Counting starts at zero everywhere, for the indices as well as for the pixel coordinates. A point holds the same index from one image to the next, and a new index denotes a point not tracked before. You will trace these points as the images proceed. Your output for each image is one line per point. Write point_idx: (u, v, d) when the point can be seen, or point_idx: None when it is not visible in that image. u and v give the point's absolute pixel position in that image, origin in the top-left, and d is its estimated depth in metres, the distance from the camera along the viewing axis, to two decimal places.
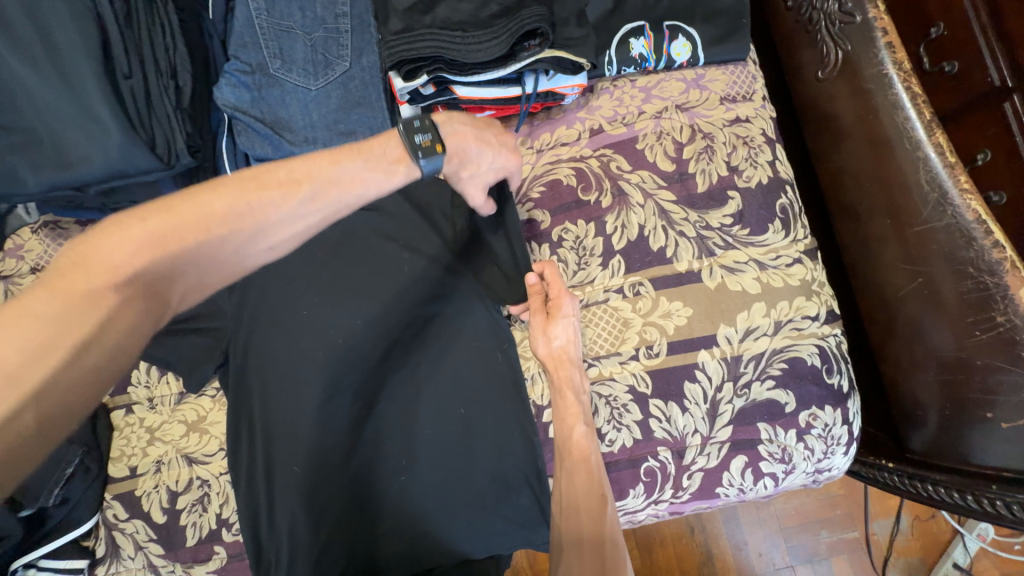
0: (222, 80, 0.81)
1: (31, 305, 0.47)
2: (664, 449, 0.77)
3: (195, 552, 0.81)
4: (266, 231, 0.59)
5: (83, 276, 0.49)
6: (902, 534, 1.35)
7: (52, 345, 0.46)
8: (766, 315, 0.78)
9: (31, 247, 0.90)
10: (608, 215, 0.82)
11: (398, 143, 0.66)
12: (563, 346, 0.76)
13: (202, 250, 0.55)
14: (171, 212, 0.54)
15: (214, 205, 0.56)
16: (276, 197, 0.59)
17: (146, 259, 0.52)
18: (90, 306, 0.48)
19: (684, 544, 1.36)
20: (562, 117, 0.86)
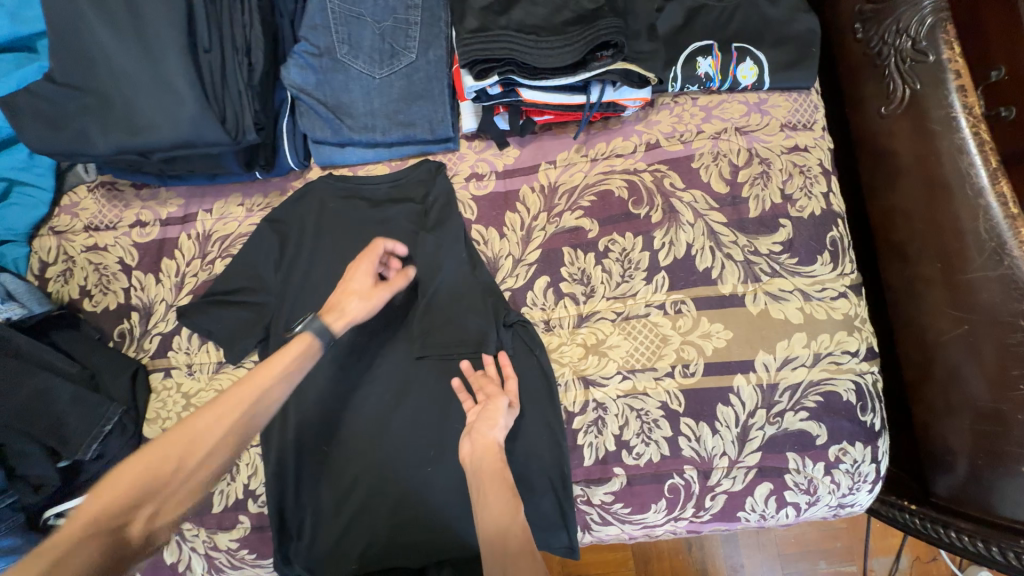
0: (290, 60, 0.82)
1: (96, 490, 0.56)
2: (690, 468, 0.78)
3: (220, 519, 0.83)
4: (258, 406, 0.64)
5: (142, 458, 0.58)
6: (900, 573, 1.35)
7: (94, 538, 0.53)
8: (806, 346, 0.78)
9: (86, 206, 0.92)
10: (657, 230, 0.82)
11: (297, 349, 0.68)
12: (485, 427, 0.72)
13: (219, 437, 0.61)
14: (216, 407, 0.62)
15: (260, 396, 0.65)
16: (277, 374, 0.66)
17: (190, 455, 0.60)
18: (145, 493, 0.57)
19: (681, 559, 1.37)
20: (619, 128, 0.86)
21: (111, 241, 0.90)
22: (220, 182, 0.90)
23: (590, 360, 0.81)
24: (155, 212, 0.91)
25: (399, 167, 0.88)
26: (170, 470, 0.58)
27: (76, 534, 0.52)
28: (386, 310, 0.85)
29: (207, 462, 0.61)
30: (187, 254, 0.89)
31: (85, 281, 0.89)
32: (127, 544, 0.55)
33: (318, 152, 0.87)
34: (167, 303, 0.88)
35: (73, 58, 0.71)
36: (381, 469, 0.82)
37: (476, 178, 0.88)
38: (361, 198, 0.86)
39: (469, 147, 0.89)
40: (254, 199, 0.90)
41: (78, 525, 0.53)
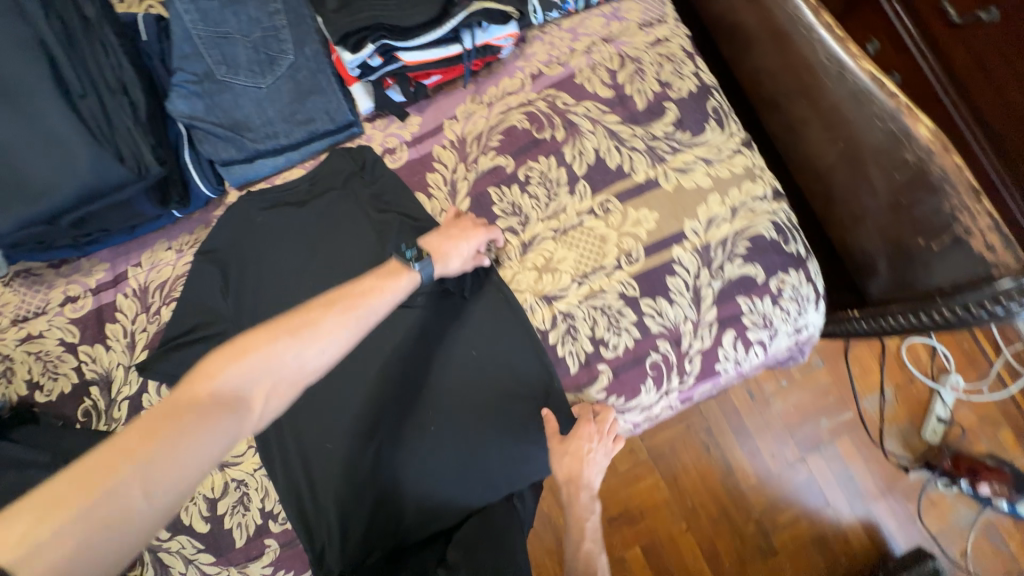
0: (172, 93, 0.83)
1: (216, 363, 0.55)
2: (663, 342, 0.85)
3: (247, 551, 0.82)
4: (365, 312, 0.65)
5: (265, 333, 0.58)
6: (889, 405, 1.48)
7: (217, 407, 0.52)
8: (722, 204, 0.87)
9: (7, 300, 0.88)
10: (565, 146, 0.89)
11: (409, 280, 0.71)
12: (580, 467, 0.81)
13: (327, 329, 0.61)
14: (331, 308, 0.63)
15: (372, 304, 0.66)
16: (373, 292, 0.67)
17: (308, 347, 0.59)
18: (263, 369, 0.56)
19: (704, 463, 1.45)
20: (503, 70, 0.93)
21: (45, 326, 0.88)
22: (140, 234, 0.89)
23: (546, 279, 0.86)
24: (83, 284, 0.89)
25: (314, 166, 0.91)
26: (291, 358, 0.58)
27: (196, 402, 0.52)
28: None
29: (324, 352, 0.60)
30: (130, 312, 0.88)
31: (31, 373, 0.86)
32: (245, 425, 0.54)
33: (230, 173, 0.88)
34: (125, 365, 0.86)
35: None
36: (387, 450, 0.83)
37: (389, 152, 0.92)
38: (285, 204, 0.89)
39: (374, 126, 0.92)
40: (181, 238, 0.90)
41: (202, 396, 0.53)
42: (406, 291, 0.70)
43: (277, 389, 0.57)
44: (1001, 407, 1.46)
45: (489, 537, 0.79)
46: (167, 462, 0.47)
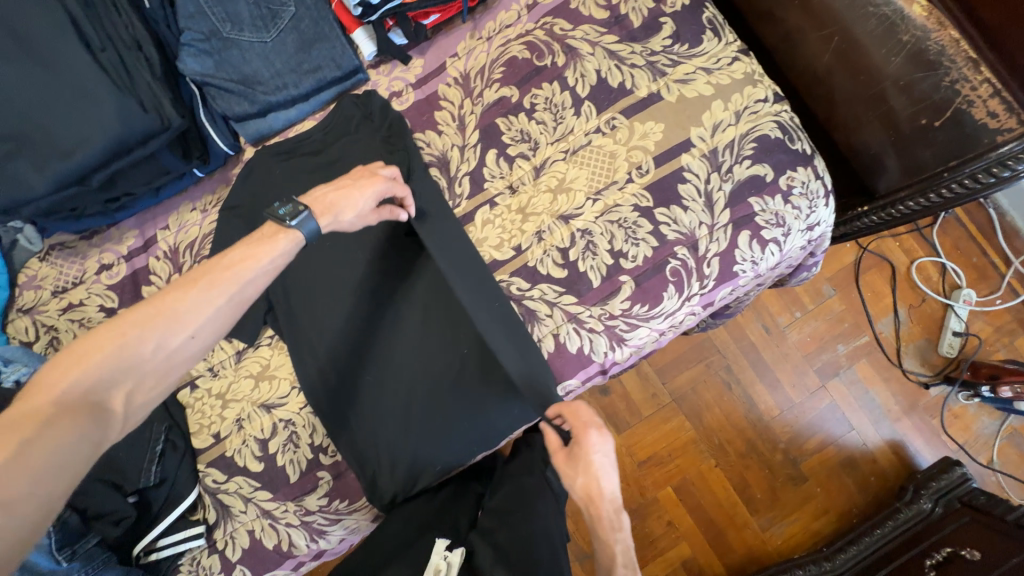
0: (181, 52, 0.85)
1: (58, 371, 0.56)
2: (680, 247, 0.87)
3: (302, 484, 0.85)
4: (231, 293, 0.63)
5: (104, 333, 0.58)
6: (904, 325, 1.50)
7: (69, 412, 0.54)
8: (726, 109, 0.89)
9: (45, 274, 0.92)
10: (567, 70, 0.91)
11: (289, 238, 0.68)
12: (598, 486, 0.72)
13: (191, 317, 0.61)
14: (183, 289, 0.62)
15: (237, 275, 0.64)
16: (226, 276, 0.64)
17: (171, 337, 0.60)
18: (118, 367, 0.57)
19: (727, 401, 1.47)
20: (499, 4, 0.94)
21: (84, 295, 0.91)
22: (166, 196, 0.92)
23: (561, 199, 0.89)
24: (116, 252, 0.92)
25: (325, 116, 0.93)
26: (146, 352, 0.59)
27: (43, 411, 0.53)
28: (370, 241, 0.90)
29: (189, 340, 0.61)
30: (164, 273, 0.91)
31: (75, 340, 0.89)
32: (108, 425, 0.56)
33: (245, 128, 0.91)
34: None
35: None
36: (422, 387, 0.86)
37: (396, 96, 0.94)
38: (302, 154, 0.91)
39: (378, 72, 0.94)
40: (204, 199, 0.92)
41: (45, 406, 0.54)
42: (288, 253, 0.67)
43: (139, 385, 0.59)
44: (1015, 316, 1.47)
45: (520, 499, 0.82)
46: (16, 470, 0.49)
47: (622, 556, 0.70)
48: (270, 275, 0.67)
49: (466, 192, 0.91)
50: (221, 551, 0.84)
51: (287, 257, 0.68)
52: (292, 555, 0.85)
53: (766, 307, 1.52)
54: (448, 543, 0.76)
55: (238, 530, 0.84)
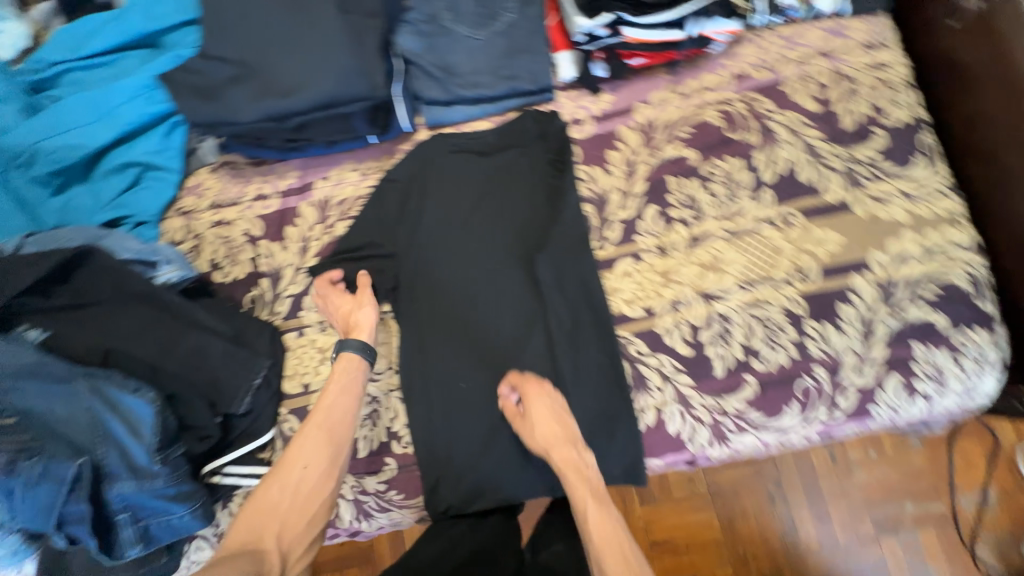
0: (402, 28, 0.90)
1: (233, 533, 0.70)
2: (819, 369, 0.81)
3: (368, 463, 0.85)
4: (332, 426, 0.78)
5: (249, 513, 0.72)
6: (992, 507, 1.13)
7: (235, 555, 0.66)
8: (916, 242, 0.82)
9: (209, 185, 0.98)
10: (757, 151, 0.88)
11: (353, 363, 0.82)
12: (557, 424, 0.77)
13: (305, 452, 0.76)
14: (301, 433, 0.77)
15: (329, 408, 0.79)
16: (326, 404, 0.79)
17: (292, 471, 0.74)
18: (261, 523, 0.71)
19: (765, 516, 1.17)
20: (707, 65, 0.92)
21: (236, 216, 0.96)
22: (335, 151, 0.96)
23: (709, 277, 0.85)
24: (274, 185, 0.97)
25: (503, 122, 0.94)
26: (278, 492, 0.73)
27: (218, 560, 0.66)
28: (506, 252, 0.88)
29: (308, 470, 0.75)
30: (309, 220, 0.95)
31: (215, 254, 0.95)
32: (266, 557, 0.68)
33: (428, 112, 0.94)
34: (295, 266, 0.93)
35: (233, 36, 0.81)
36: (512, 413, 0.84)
37: (576, 123, 0.93)
38: (471, 151, 0.93)
39: (566, 95, 0.94)
40: (367, 163, 0.96)
41: (226, 551, 0.68)
42: (359, 380, 0.82)
43: (286, 518, 0.72)
44: None
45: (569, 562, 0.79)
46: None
47: (593, 493, 0.74)
48: (352, 396, 0.81)
49: (615, 238, 0.88)
50: None
51: (355, 384, 0.82)
52: (335, 523, 0.87)
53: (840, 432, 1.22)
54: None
55: None
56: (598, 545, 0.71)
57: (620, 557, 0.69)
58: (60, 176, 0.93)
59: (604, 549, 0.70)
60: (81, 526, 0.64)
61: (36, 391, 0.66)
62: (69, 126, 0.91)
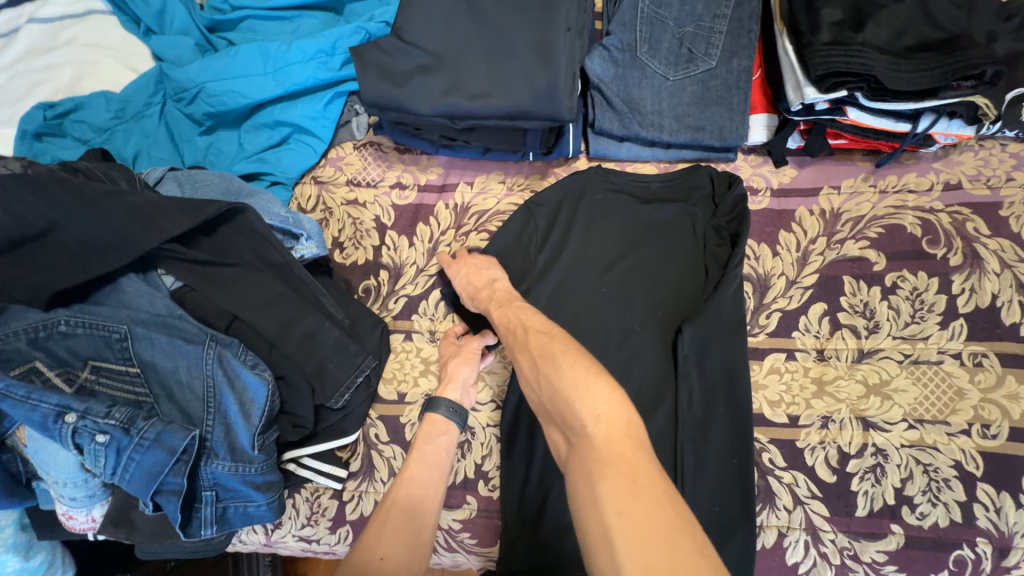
0: (594, 51, 0.84)
1: None
2: (983, 542, 0.69)
3: (448, 496, 0.79)
4: (413, 503, 0.65)
5: None
6: None
7: None
8: None
9: (351, 161, 0.95)
10: (957, 274, 0.77)
11: (437, 430, 0.73)
12: (478, 277, 0.77)
13: (383, 532, 0.62)
14: (380, 510, 0.64)
15: (412, 479, 0.67)
16: (406, 476, 0.68)
17: (368, 559, 0.59)
18: None
19: None
20: (915, 164, 0.82)
21: (370, 199, 0.93)
22: (486, 158, 0.91)
23: (871, 400, 0.75)
24: (415, 177, 0.93)
25: (671, 170, 0.87)
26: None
27: None
28: (646, 312, 0.80)
29: (386, 560, 0.59)
30: (443, 223, 0.90)
31: (339, 232, 0.91)
32: None
33: (596, 143, 0.88)
34: (418, 267, 0.88)
35: (436, 29, 0.79)
36: None
37: (751, 192, 0.85)
38: (630, 195, 0.86)
39: (746, 159, 0.86)
40: (516, 178, 0.91)
41: None
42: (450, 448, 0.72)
43: None
44: None
45: None
46: None
47: (498, 302, 0.70)
48: (437, 466, 0.70)
49: (770, 327, 0.79)
50: (343, 502, 0.80)
51: (444, 452, 0.72)
52: None
53: None
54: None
55: (367, 495, 0.80)
56: (502, 324, 0.66)
57: (536, 331, 0.61)
58: (212, 119, 0.91)
59: (528, 353, 0.59)
60: (173, 498, 0.60)
61: (163, 346, 0.63)
62: (235, 72, 0.89)
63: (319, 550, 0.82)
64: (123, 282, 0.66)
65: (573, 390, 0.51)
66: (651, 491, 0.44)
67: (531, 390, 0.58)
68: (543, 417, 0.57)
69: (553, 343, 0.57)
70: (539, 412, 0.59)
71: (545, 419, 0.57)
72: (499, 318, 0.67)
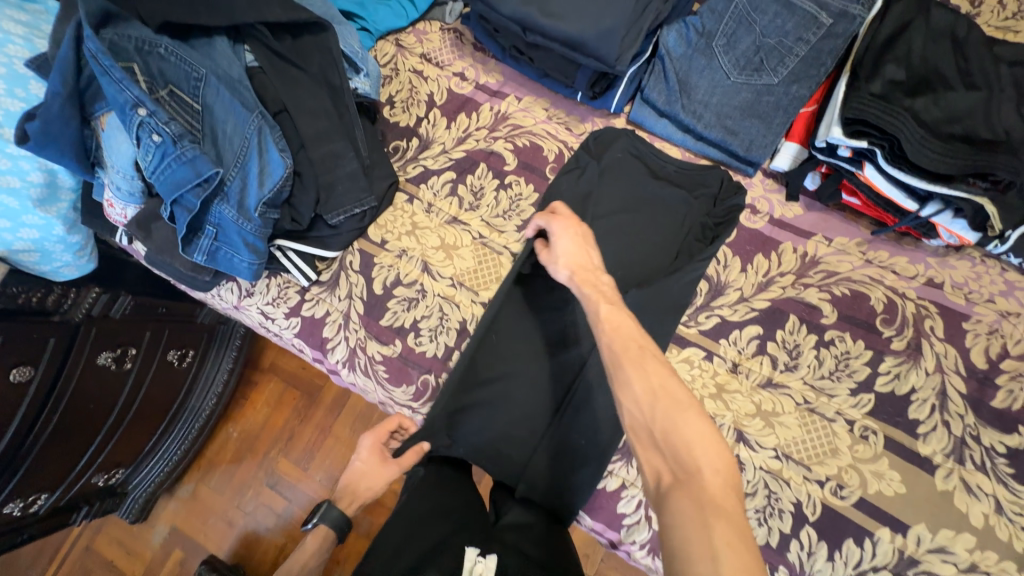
0: (675, 26, 0.90)
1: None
2: (783, 571, 0.77)
3: (380, 332, 0.92)
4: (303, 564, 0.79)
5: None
6: None
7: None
8: (969, 551, 0.74)
9: (432, 39, 1.05)
10: (891, 356, 0.81)
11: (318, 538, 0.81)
12: (581, 254, 0.75)
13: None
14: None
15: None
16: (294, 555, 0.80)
17: None
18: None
19: None
20: (911, 251, 0.85)
21: (433, 76, 1.03)
22: (542, 84, 1.00)
23: (755, 421, 0.82)
24: (477, 75, 1.03)
25: (691, 161, 0.93)
26: None
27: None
28: (610, 263, 0.89)
29: None
30: (481, 121, 1.00)
31: (396, 92, 1.03)
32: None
33: (639, 109, 0.94)
34: (444, 148, 0.99)
35: None
36: (516, 389, 0.88)
37: (752, 210, 0.90)
38: (644, 164, 0.93)
39: (763, 180, 0.91)
40: (558, 111, 0.99)
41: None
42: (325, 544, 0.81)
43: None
44: None
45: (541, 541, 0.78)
46: None
47: (604, 297, 0.69)
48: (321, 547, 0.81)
49: (704, 326, 0.86)
50: (303, 299, 0.96)
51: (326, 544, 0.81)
52: (326, 354, 0.95)
53: None
54: (480, 550, 0.73)
55: (322, 304, 0.95)
56: (610, 328, 0.65)
57: (651, 355, 0.62)
58: None
59: (644, 378, 0.60)
60: (183, 213, 0.77)
61: (223, 98, 0.78)
62: None
63: (271, 329, 0.99)
64: (216, 39, 0.81)
65: (695, 438, 0.55)
66: (748, 535, 0.49)
67: (636, 410, 0.59)
68: (637, 439, 0.59)
69: (672, 378, 0.60)
70: (631, 437, 0.60)
71: (641, 439, 0.59)
72: (607, 317, 0.66)
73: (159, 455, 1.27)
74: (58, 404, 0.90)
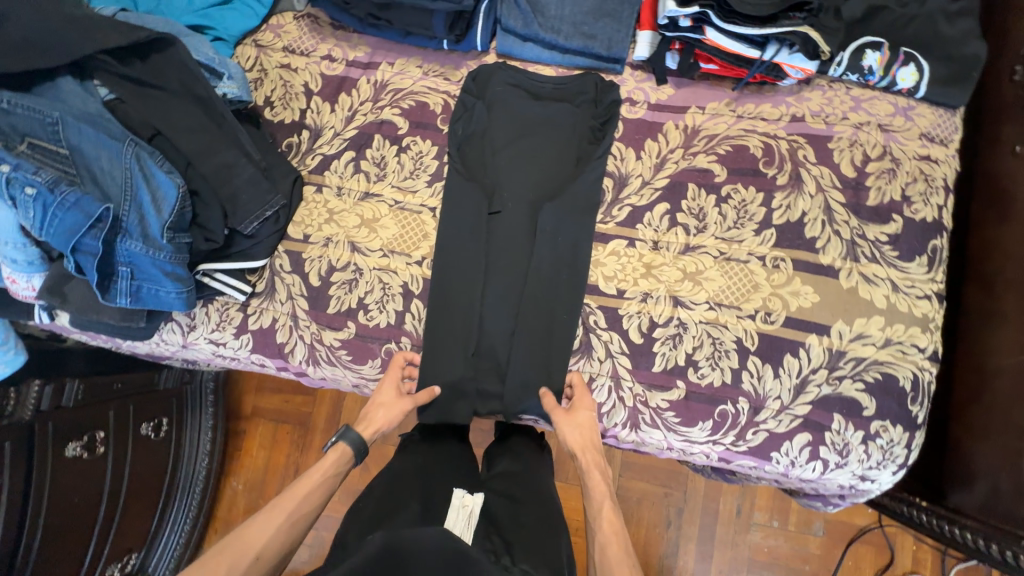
0: None
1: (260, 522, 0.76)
2: (743, 401, 0.87)
3: (331, 320, 0.95)
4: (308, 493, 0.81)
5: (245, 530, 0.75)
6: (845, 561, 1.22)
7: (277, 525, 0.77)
8: (881, 329, 0.86)
9: (289, 30, 1.05)
10: (779, 192, 0.91)
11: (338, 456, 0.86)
12: (591, 437, 0.85)
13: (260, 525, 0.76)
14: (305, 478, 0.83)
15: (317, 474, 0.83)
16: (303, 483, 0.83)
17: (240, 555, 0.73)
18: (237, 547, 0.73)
19: (655, 533, 1.27)
20: (772, 96, 0.94)
21: (302, 66, 1.03)
22: (407, 43, 1.02)
23: (685, 284, 0.90)
24: (344, 52, 1.04)
25: (566, 75, 0.99)
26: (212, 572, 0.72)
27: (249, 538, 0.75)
28: (522, 188, 0.95)
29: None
30: (363, 95, 1.01)
31: (271, 92, 1.03)
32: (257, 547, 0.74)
33: (503, 39, 0.99)
34: (336, 131, 1.00)
35: None
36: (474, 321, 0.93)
37: (630, 102, 0.96)
38: (527, 91, 0.98)
39: (632, 74, 0.98)
40: (432, 65, 1.02)
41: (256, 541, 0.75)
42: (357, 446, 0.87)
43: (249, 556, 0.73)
44: None
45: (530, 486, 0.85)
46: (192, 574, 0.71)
47: (597, 490, 0.84)
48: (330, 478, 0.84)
49: (619, 218, 0.93)
50: (247, 314, 0.96)
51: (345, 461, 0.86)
52: (287, 359, 0.96)
53: (755, 490, 1.27)
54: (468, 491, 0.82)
55: (267, 312, 0.96)
56: (604, 519, 0.81)
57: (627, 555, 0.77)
58: None
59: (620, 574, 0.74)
60: (90, 258, 0.76)
61: (88, 136, 0.77)
62: None
63: (227, 355, 0.99)
64: (61, 80, 0.80)
65: None
66: None
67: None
68: None
69: None
70: None
71: None
72: (603, 508, 0.82)
73: (170, 527, 1.22)
74: (40, 511, 0.90)
